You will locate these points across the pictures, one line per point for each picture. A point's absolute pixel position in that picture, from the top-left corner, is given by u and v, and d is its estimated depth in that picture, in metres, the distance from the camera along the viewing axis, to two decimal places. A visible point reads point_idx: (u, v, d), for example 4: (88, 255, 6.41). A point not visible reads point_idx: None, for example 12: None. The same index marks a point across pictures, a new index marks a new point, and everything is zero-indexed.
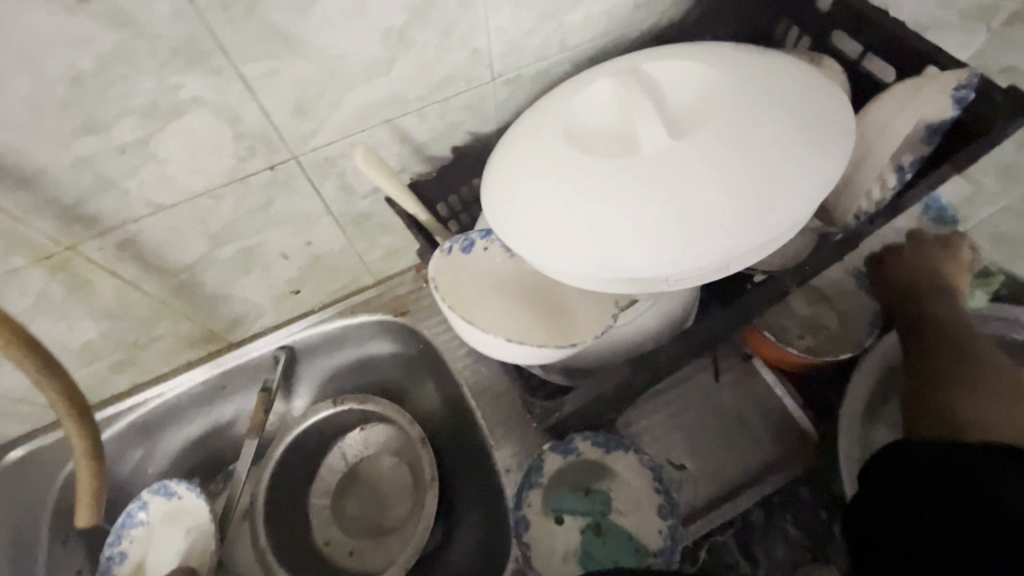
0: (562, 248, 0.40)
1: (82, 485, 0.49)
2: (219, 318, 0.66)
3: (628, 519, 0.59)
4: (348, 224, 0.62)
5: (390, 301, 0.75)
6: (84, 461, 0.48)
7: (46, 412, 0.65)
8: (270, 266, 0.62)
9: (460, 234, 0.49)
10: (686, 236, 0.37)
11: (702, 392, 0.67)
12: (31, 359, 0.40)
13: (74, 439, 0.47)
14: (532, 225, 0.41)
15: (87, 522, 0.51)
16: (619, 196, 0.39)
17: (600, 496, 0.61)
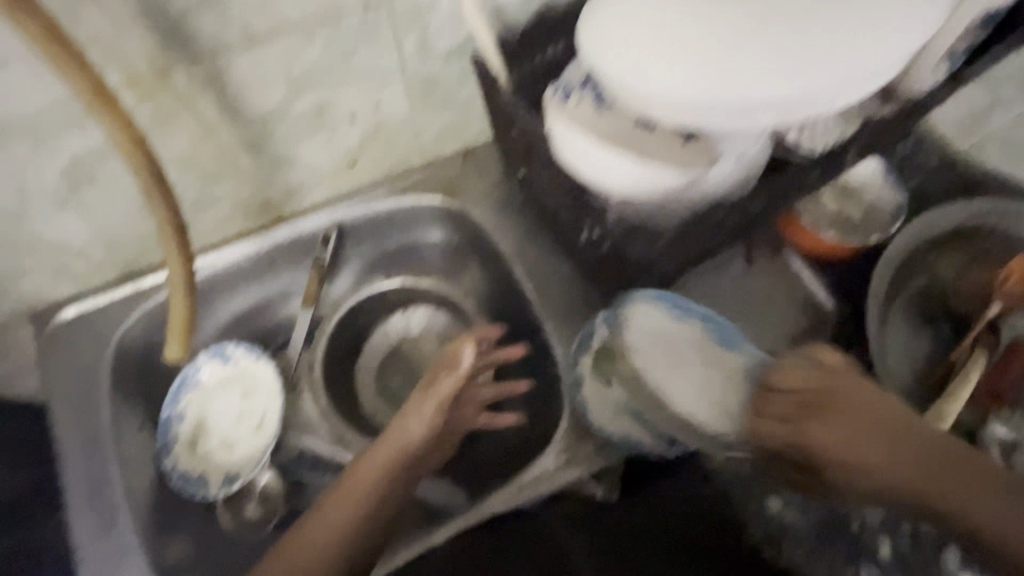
0: (682, 76, 0.41)
1: (176, 314, 0.51)
2: (278, 185, 0.65)
3: (690, 363, 0.63)
4: (417, 89, 0.62)
5: (440, 183, 0.75)
6: (181, 290, 0.49)
7: (98, 271, 0.64)
8: (338, 128, 0.61)
9: (560, 85, 0.49)
10: (801, 71, 0.40)
11: (736, 276, 0.72)
12: (150, 164, 0.42)
13: (174, 260, 0.48)
14: (651, 52, 0.42)
15: (178, 354, 0.53)
16: (736, 34, 0.41)
17: (653, 347, 0.63)
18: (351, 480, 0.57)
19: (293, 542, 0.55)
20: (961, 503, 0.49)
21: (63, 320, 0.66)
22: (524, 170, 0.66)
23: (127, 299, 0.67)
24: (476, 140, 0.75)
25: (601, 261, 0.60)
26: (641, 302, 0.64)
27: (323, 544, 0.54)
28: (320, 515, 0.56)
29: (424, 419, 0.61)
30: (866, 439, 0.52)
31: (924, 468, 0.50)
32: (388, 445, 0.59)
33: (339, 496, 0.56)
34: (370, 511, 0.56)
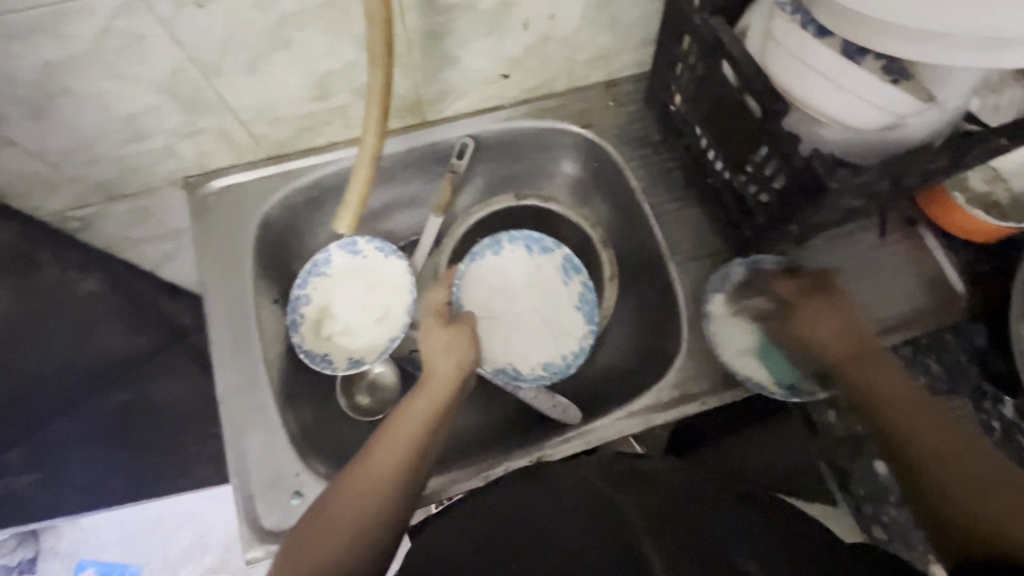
0: None
1: (356, 183, 0.55)
2: (434, 85, 0.66)
3: (529, 318, 0.72)
4: (593, 5, 0.62)
5: (579, 112, 0.75)
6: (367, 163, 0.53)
7: (255, 146, 0.67)
8: (509, 33, 0.62)
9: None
10: None
11: (868, 246, 0.71)
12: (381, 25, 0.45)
13: (372, 124, 0.51)
14: None
15: (344, 228, 0.56)
16: None
17: (482, 286, 0.73)
18: (393, 419, 0.54)
19: (359, 467, 0.50)
20: (973, 479, 0.50)
21: (213, 190, 0.69)
22: (680, 103, 0.66)
23: (274, 178, 0.69)
24: (623, 70, 0.74)
25: (753, 200, 0.60)
26: (508, 246, 0.74)
27: (383, 481, 0.49)
28: (378, 450, 0.51)
29: (461, 345, 0.61)
30: (903, 407, 0.55)
31: (955, 449, 0.52)
32: (431, 382, 0.57)
33: (384, 435, 0.52)
34: (421, 441, 0.52)
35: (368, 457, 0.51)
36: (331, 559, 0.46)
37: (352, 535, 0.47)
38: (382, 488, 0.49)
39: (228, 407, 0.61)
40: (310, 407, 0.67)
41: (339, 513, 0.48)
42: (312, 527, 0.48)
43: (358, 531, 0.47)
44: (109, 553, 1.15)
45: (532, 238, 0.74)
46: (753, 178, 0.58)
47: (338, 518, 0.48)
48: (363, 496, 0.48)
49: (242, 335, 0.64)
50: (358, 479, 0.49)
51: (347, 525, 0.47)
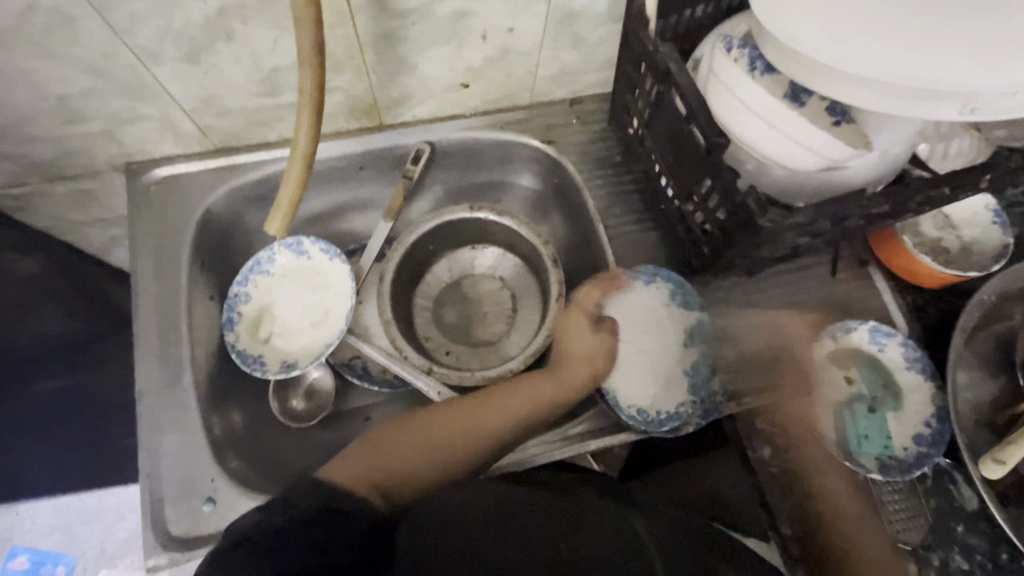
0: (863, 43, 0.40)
1: (288, 186, 0.52)
2: (391, 89, 0.65)
3: (640, 357, 0.66)
4: (554, 21, 0.61)
5: (541, 127, 0.74)
6: (299, 164, 0.50)
7: (201, 137, 0.65)
8: (468, 43, 0.61)
9: (733, 38, 0.49)
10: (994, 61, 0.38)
11: (817, 282, 0.71)
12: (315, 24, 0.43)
13: (305, 126, 0.49)
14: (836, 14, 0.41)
15: (275, 230, 0.54)
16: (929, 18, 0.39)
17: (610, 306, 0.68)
18: (512, 388, 0.59)
19: (470, 409, 0.56)
20: (846, 524, 0.57)
21: (155, 179, 0.67)
22: (637, 126, 0.65)
23: (221, 172, 0.68)
24: (588, 89, 0.74)
25: (700, 229, 0.59)
26: (661, 283, 0.68)
27: (484, 435, 0.55)
28: (496, 405, 0.56)
29: (603, 352, 0.63)
30: (826, 470, 0.60)
31: (849, 508, 0.58)
32: (563, 377, 0.61)
33: (499, 394, 0.58)
34: (526, 418, 0.57)
35: (477, 407, 0.56)
36: (416, 472, 0.51)
37: (442, 465, 0.52)
38: (478, 442, 0.54)
39: (148, 405, 0.59)
40: (240, 410, 0.65)
41: (441, 440, 0.53)
42: (406, 433, 0.53)
43: (446, 464, 0.52)
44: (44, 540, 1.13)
45: (679, 284, 0.68)
46: (699, 208, 0.57)
47: (439, 445, 0.53)
48: (460, 438, 0.54)
49: (172, 330, 0.62)
50: (464, 422, 0.55)
51: (432, 450, 0.52)
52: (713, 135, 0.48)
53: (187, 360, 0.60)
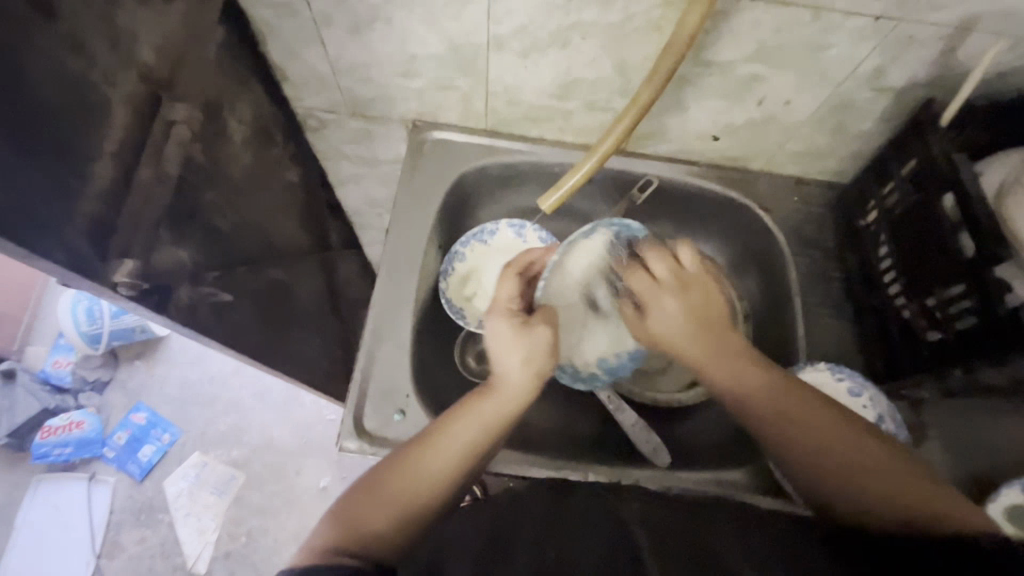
0: None
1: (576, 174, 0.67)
2: (653, 121, 0.72)
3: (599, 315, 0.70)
4: (830, 105, 0.65)
5: (763, 193, 0.78)
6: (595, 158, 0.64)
7: (481, 115, 0.76)
8: (743, 102, 0.67)
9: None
10: None
11: (1015, 432, 0.67)
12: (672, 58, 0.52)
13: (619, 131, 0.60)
14: None
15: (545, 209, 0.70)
16: None
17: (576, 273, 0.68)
18: (458, 412, 0.53)
19: (419, 454, 0.50)
20: (900, 485, 0.46)
21: (431, 139, 0.79)
22: (873, 218, 0.68)
23: (481, 148, 0.79)
24: (820, 173, 0.77)
25: (916, 330, 0.62)
26: (603, 231, 0.70)
27: (441, 473, 0.50)
28: (442, 442, 0.51)
29: (520, 354, 0.56)
30: (808, 426, 0.49)
31: (846, 450, 0.48)
32: (488, 394, 0.54)
33: (431, 434, 0.52)
34: (477, 443, 0.52)
35: (428, 446, 0.51)
36: (380, 531, 0.46)
37: (401, 515, 0.47)
38: (433, 482, 0.49)
39: (376, 317, 0.68)
40: (432, 349, 0.72)
41: (393, 489, 0.48)
42: (356, 502, 0.48)
43: (403, 514, 0.47)
44: (164, 406, 1.51)
45: (627, 225, 0.71)
46: (920, 313, 0.60)
47: (394, 495, 0.48)
48: (414, 484, 0.49)
49: (408, 263, 0.72)
50: (419, 465, 0.50)
51: (391, 505, 0.47)
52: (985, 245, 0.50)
53: (413, 290, 0.70)
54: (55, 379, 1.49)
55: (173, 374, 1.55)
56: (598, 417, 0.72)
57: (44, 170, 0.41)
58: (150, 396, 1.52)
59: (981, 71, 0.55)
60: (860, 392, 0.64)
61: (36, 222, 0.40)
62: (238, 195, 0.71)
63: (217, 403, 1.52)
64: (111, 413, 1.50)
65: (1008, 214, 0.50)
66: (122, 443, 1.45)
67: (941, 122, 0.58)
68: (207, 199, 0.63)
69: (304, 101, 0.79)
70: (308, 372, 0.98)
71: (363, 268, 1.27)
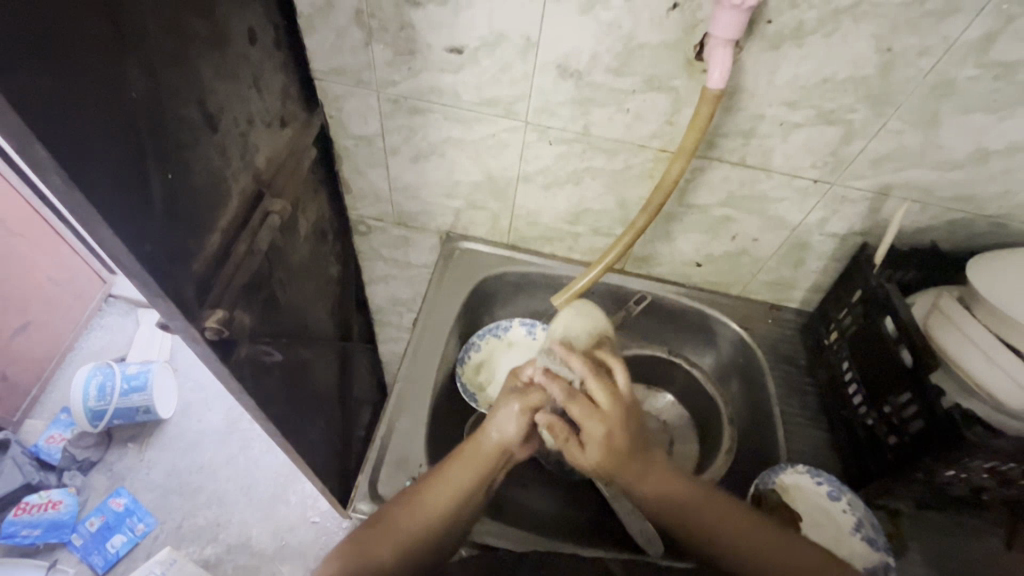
0: None
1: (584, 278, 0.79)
2: (647, 247, 0.88)
3: None
4: (788, 244, 0.81)
5: (741, 313, 0.91)
6: (600, 270, 0.76)
7: (504, 232, 0.92)
8: (719, 236, 0.83)
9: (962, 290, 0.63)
10: None
11: (988, 548, 0.70)
12: (661, 196, 0.67)
13: (619, 246, 0.74)
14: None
15: (559, 306, 0.80)
16: None
17: (508, 364, 0.86)
18: (456, 459, 0.62)
19: (420, 495, 0.58)
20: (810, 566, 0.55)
21: (460, 248, 0.94)
22: (835, 338, 0.80)
23: (503, 258, 0.93)
24: (788, 301, 0.91)
25: (879, 435, 0.69)
26: (516, 328, 0.88)
27: (435, 512, 0.57)
28: (440, 483, 0.59)
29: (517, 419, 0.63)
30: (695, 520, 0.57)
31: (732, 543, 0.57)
32: (483, 447, 0.63)
33: (442, 474, 0.60)
34: (476, 489, 0.60)
35: (429, 489, 0.59)
36: (379, 560, 0.54)
37: (398, 551, 0.55)
38: (433, 519, 0.57)
39: (400, 392, 0.76)
40: (444, 428, 0.79)
41: (394, 522, 0.56)
42: (372, 533, 0.56)
43: (399, 546, 0.55)
44: (148, 493, 1.47)
45: (530, 322, 0.89)
46: (880, 420, 0.68)
47: (396, 530, 0.56)
48: (418, 520, 0.57)
49: (432, 348, 0.82)
50: (423, 499, 0.58)
51: (400, 537, 0.56)
52: (924, 358, 0.60)
53: (434, 371, 0.79)
54: (44, 455, 1.47)
55: (162, 460, 1.53)
56: (598, 507, 0.76)
57: (182, 232, 0.53)
58: (133, 482, 1.49)
59: (898, 224, 0.71)
60: (838, 496, 0.70)
61: (167, 269, 0.51)
62: (294, 279, 0.84)
63: (200, 493, 1.49)
64: (91, 496, 1.47)
65: (937, 333, 0.62)
66: (93, 531, 1.39)
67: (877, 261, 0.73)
68: (274, 277, 0.76)
69: (359, 209, 0.96)
70: (313, 454, 1.01)
71: (373, 363, 1.35)
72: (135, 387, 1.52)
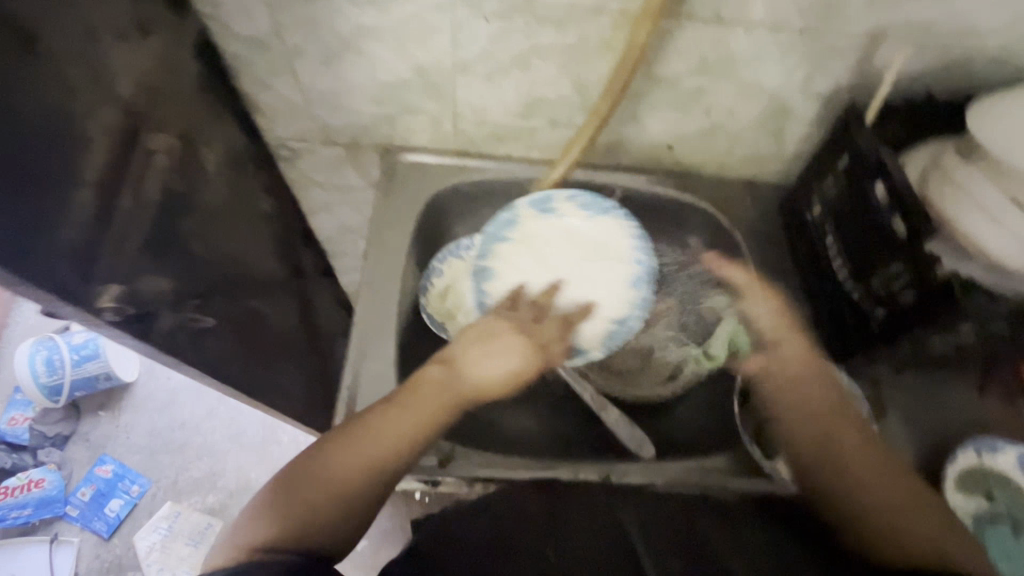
0: None
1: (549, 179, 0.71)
2: (612, 134, 0.77)
3: None
4: (769, 111, 0.72)
5: (718, 195, 0.84)
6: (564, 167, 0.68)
7: (450, 137, 0.80)
8: (692, 112, 0.73)
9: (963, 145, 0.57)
10: None
11: (961, 395, 0.72)
12: (627, 72, 0.57)
13: (581, 141, 0.65)
14: None
15: (522, 214, 0.73)
16: None
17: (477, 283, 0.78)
18: (414, 392, 0.57)
19: (366, 431, 0.53)
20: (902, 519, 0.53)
21: (403, 162, 0.82)
22: (817, 211, 0.74)
23: (453, 169, 0.82)
24: (766, 176, 0.84)
25: (865, 309, 0.66)
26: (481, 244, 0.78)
27: (379, 449, 0.52)
28: (389, 419, 0.54)
29: (512, 356, 0.62)
30: (849, 451, 0.57)
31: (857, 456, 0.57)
32: (441, 390, 0.58)
33: (392, 412, 0.55)
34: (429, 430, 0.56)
35: (376, 425, 0.54)
36: (305, 507, 0.48)
37: (336, 494, 0.49)
38: (376, 458, 0.52)
39: (360, 335, 0.70)
40: (415, 363, 0.74)
41: (329, 463, 0.51)
42: (304, 477, 0.50)
43: (331, 493, 0.49)
44: (133, 455, 1.44)
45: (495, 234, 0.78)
46: (867, 293, 0.65)
47: (331, 470, 0.50)
48: (357, 457, 0.51)
49: (388, 281, 0.74)
50: (369, 434, 0.53)
51: (334, 480, 0.50)
52: (919, 226, 0.56)
53: (395, 306, 0.72)
54: (11, 437, 1.40)
55: (140, 422, 1.49)
56: (585, 421, 0.74)
57: (34, 196, 0.42)
58: (115, 447, 1.45)
59: (892, 74, 0.62)
60: None
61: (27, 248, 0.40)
62: (215, 225, 0.72)
63: (188, 447, 1.47)
64: (74, 467, 1.43)
65: (932, 197, 0.56)
66: (86, 500, 1.38)
67: (867, 120, 0.65)
68: (187, 228, 0.64)
69: (276, 131, 0.82)
70: (289, 402, 0.97)
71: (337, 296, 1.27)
72: (87, 356, 1.42)
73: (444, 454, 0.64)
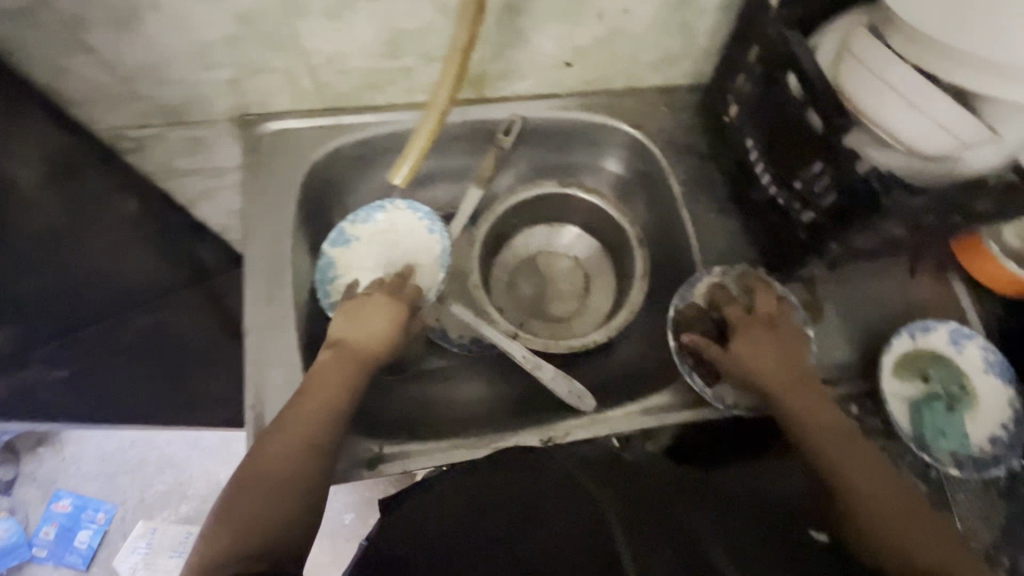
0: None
1: (421, 134, 0.56)
2: (499, 61, 0.67)
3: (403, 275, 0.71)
4: (667, 6, 0.63)
5: (631, 110, 0.75)
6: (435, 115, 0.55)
7: (314, 94, 0.68)
8: (583, 20, 0.63)
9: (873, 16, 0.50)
10: None
11: (895, 282, 0.71)
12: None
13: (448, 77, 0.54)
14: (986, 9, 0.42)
15: (401, 183, 0.58)
16: None
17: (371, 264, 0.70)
18: (313, 378, 0.57)
19: (280, 427, 0.53)
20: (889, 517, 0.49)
21: (268, 133, 0.70)
22: (734, 114, 0.67)
23: (328, 131, 0.71)
24: (681, 79, 0.75)
25: (793, 215, 0.62)
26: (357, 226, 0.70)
27: (293, 441, 0.52)
28: (296, 412, 0.54)
29: (383, 320, 0.61)
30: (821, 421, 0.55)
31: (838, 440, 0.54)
32: (333, 366, 0.57)
33: (299, 402, 0.55)
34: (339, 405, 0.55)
35: (287, 419, 0.54)
36: (245, 518, 0.48)
37: (271, 496, 0.49)
38: (296, 445, 0.52)
39: (258, 344, 0.62)
40: None
41: (257, 468, 0.51)
42: (235, 495, 0.49)
43: (268, 492, 0.49)
44: (88, 485, 1.37)
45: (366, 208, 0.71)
46: (791, 196, 0.60)
47: (259, 474, 0.50)
48: (278, 451, 0.52)
49: (278, 276, 0.65)
50: (284, 430, 0.53)
51: (264, 482, 0.50)
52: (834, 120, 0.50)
53: (291, 303, 0.64)
54: None
55: (85, 451, 1.40)
56: (524, 382, 0.72)
57: None
58: (67, 480, 1.38)
59: None
60: None
61: None
62: None
63: (145, 465, 1.40)
64: (29, 509, 1.36)
65: (844, 83, 0.50)
66: (53, 537, 1.33)
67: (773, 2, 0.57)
68: None
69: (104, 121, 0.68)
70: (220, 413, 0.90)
71: None
72: None
73: (374, 454, 0.61)
